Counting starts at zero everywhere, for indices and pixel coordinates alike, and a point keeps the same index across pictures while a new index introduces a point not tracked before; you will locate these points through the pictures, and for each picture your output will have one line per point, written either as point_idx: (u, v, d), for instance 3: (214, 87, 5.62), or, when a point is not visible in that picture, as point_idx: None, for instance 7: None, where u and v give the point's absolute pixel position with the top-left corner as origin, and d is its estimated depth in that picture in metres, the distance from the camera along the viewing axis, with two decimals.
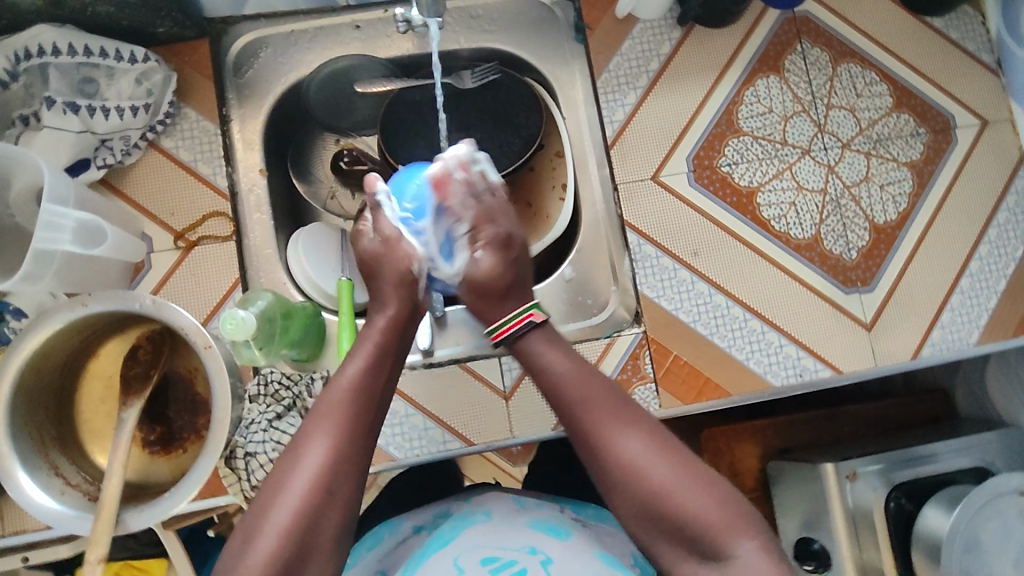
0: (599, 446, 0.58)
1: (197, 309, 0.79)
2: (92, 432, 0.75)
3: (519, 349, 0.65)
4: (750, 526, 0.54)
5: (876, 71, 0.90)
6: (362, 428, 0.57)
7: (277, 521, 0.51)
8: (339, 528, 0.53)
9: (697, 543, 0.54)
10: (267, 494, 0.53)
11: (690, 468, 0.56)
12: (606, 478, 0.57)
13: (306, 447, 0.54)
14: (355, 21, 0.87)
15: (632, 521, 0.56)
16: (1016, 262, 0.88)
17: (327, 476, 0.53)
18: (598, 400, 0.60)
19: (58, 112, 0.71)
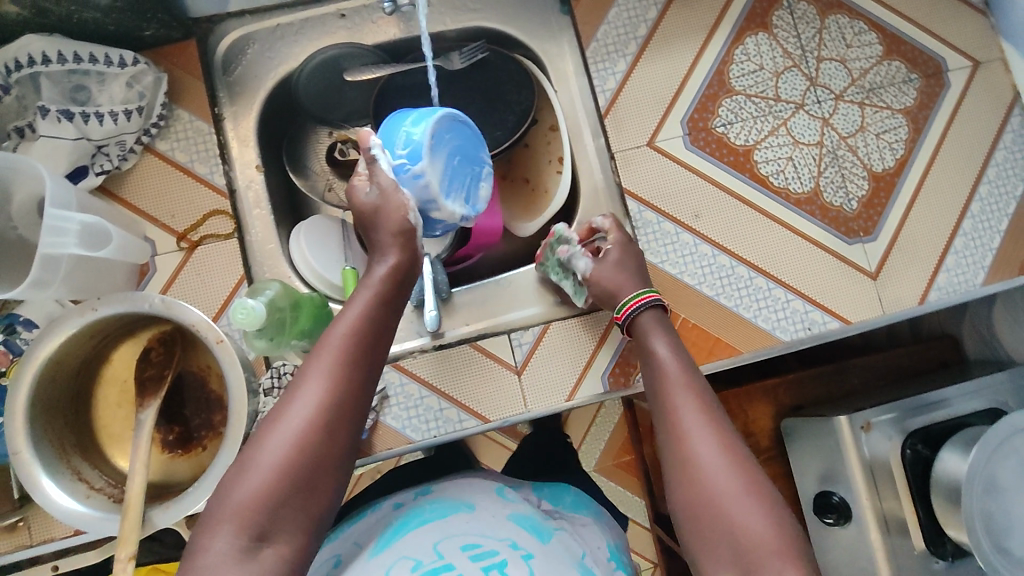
0: (671, 433, 0.60)
1: (206, 306, 0.80)
2: (111, 436, 0.75)
3: (635, 328, 0.70)
4: (801, 561, 0.51)
5: (864, 21, 0.90)
6: (360, 373, 0.58)
7: (273, 450, 0.52)
8: (335, 464, 0.55)
9: (739, 555, 0.52)
10: (266, 426, 0.54)
11: (751, 477, 0.56)
12: (669, 463, 0.59)
13: (304, 385, 0.56)
14: (340, 10, 0.87)
15: (681, 514, 0.57)
16: (1017, 201, 0.88)
17: (323, 412, 0.55)
18: (679, 386, 0.62)
19: (53, 120, 0.71)
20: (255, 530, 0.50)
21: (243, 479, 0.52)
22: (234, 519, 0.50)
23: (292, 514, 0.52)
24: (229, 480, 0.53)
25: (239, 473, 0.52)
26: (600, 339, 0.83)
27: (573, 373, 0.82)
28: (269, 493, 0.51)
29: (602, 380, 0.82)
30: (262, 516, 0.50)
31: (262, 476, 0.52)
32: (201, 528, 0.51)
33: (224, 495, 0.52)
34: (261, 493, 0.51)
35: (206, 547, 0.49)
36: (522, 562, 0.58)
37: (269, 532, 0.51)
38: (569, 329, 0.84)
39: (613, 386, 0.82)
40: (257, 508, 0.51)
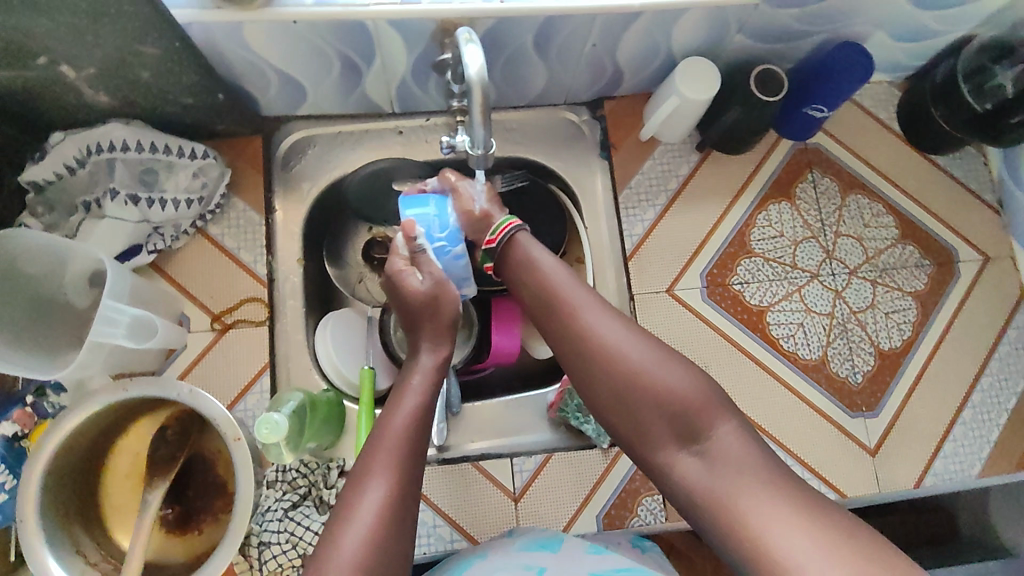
0: (576, 335, 0.67)
1: (224, 390, 0.82)
2: (114, 508, 0.77)
3: (512, 245, 0.74)
4: (715, 399, 0.62)
5: (883, 204, 0.96)
6: (416, 457, 0.64)
7: (351, 547, 0.57)
8: (401, 554, 0.59)
9: (671, 419, 0.62)
10: (334, 528, 0.59)
11: (643, 338, 0.66)
12: (581, 364, 0.66)
13: (370, 480, 0.61)
14: (399, 126, 0.93)
15: (606, 406, 0.65)
16: (1018, 396, 0.91)
17: (389, 507, 0.60)
18: (569, 288, 0.69)
19: (120, 203, 0.76)
20: None
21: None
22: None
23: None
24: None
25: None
26: (600, 478, 0.84)
27: (569, 508, 0.83)
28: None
29: (597, 518, 0.83)
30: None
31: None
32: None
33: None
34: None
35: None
36: None
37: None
38: (571, 462, 0.85)
39: (607, 526, 0.83)
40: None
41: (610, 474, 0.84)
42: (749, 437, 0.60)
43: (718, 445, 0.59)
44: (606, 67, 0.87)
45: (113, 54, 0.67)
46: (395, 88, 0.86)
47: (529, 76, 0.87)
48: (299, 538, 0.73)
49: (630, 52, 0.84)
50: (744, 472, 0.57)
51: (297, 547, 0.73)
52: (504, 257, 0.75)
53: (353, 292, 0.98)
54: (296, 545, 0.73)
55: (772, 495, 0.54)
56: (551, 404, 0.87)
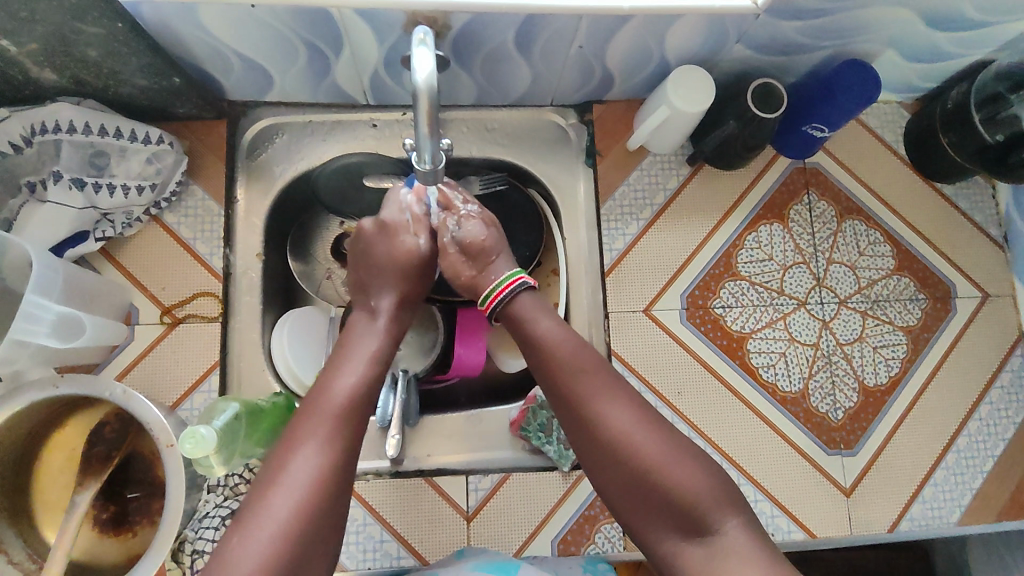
0: (586, 419, 0.63)
1: (169, 388, 0.78)
2: (46, 504, 0.72)
3: (517, 316, 0.69)
4: (728, 497, 0.59)
5: (880, 231, 0.91)
6: (355, 427, 0.61)
7: (279, 512, 0.54)
8: (333, 526, 0.56)
9: (681, 515, 0.58)
10: (262, 492, 0.55)
11: (656, 428, 0.62)
12: (589, 448, 0.63)
13: (304, 446, 0.58)
14: (373, 119, 0.89)
15: (617, 494, 0.61)
16: (1005, 443, 0.86)
17: (318, 481, 0.56)
18: (584, 367, 0.65)
19: (64, 188, 0.72)
20: None
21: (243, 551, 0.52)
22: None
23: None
24: (231, 549, 0.52)
25: (243, 540, 0.52)
26: (559, 501, 0.80)
27: (523, 531, 0.79)
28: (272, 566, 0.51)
29: (553, 543, 0.79)
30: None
31: (262, 546, 0.52)
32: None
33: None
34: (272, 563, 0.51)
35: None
36: None
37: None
38: (530, 482, 0.80)
39: (562, 552, 0.79)
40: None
41: (569, 498, 0.80)
42: (758, 533, 0.58)
43: (730, 541, 0.56)
44: (595, 70, 0.81)
45: (55, 30, 0.62)
46: (368, 79, 0.81)
47: (511, 75, 0.82)
48: None
49: (621, 56, 0.78)
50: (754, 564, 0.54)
51: None
52: (506, 319, 0.70)
53: (318, 290, 0.93)
54: None
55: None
56: (512, 422, 0.82)
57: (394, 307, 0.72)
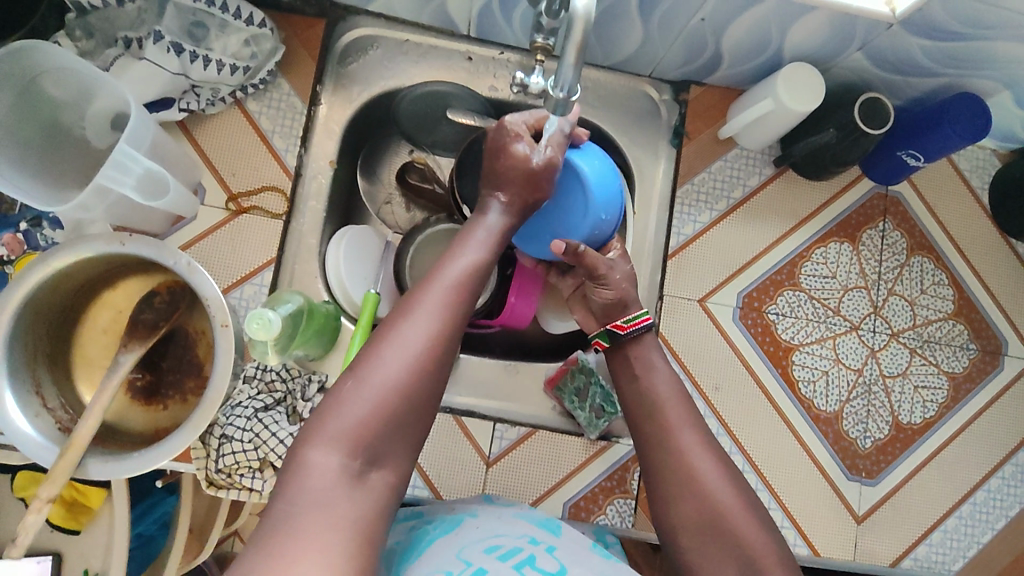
0: (670, 453, 0.63)
1: (223, 273, 0.77)
2: (85, 359, 0.72)
3: (636, 342, 0.71)
4: (787, 562, 0.58)
5: (946, 273, 0.90)
6: (469, 301, 0.58)
7: (393, 367, 0.52)
8: (437, 394, 0.54)
9: (746, 565, 0.58)
10: (375, 343, 0.53)
11: (734, 478, 0.62)
12: (666, 479, 0.63)
13: (419, 310, 0.55)
14: (469, 52, 0.87)
15: (685, 538, 0.61)
16: (1021, 505, 0.86)
17: (435, 341, 0.54)
18: (675, 403, 0.66)
19: (162, 49, 0.70)
20: (368, 452, 0.50)
21: (353, 398, 0.51)
22: (354, 433, 0.50)
23: (403, 439, 0.52)
24: (341, 392, 0.52)
25: (357, 385, 0.51)
26: (578, 468, 0.80)
27: (539, 487, 0.79)
28: (381, 414, 0.51)
29: (564, 506, 0.79)
30: (377, 439, 0.50)
31: (373, 396, 0.51)
32: (306, 441, 0.50)
33: (328, 411, 0.51)
34: (380, 410, 0.51)
35: (313, 464, 0.48)
36: (548, 554, 0.59)
37: (379, 457, 0.51)
38: (554, 442, 0.81)
39: (572, 516, 0.79)
40: (371, 429, 0.50)
41: (588, 466, 0.81)
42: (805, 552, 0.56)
43: None
44: (705, 49, 0.80)
45: None
46: (478, 9, 0.79)
47: (622, 36, 0.80)
48: (263, 441, 0.69)
49: (738, 39, 0.77)
50: None
51: (258, 450, 0.68)
52: (621, 346, 0.71)
53: (378, 213, 0.93)
54: (258, 448, 0.68)
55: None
56: (550, 378, 0.82)
57: (509, 210, 0.66)
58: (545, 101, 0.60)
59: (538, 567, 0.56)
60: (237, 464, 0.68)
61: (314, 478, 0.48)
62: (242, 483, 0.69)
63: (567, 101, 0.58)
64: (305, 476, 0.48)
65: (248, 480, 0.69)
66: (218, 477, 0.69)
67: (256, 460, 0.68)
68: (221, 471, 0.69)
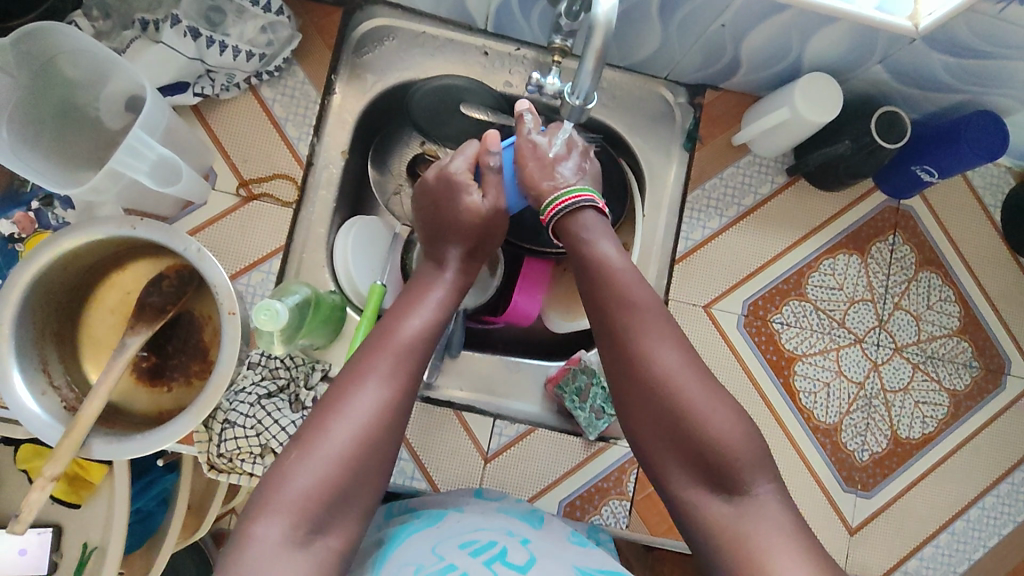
0: (628, 350, 0.63)
1: (231, 259, 0.77)
2: (92, 340, 0.73)
3: (572, 222, 0.70)
4: (757, 457, 0.58)
5: (953, 290, 0.89)
6: (414, 371, 0.63)
7: (337, 442, 0.56)
8: (381, 463, 0.59)
9: (713, 465, 0.58)
10: (322, 416, 0.58)
11: (694, 366, 0.62)
12: (626, 381, 0.63)
13: (367, 382, 0.60)
14: (485, 47, 0.86)
15: (647, 439, 0.62)
16: (1014, 524, 0.87)
17: (380, 412, 0.59)
18: (634, 290, 0.65)
19: (178, 33, 0.71)
20: (313, 523, 0.54)
21: (302, 472, 0.55)
22: (299, 507, 0.54)
23: (347, 507, 0.56)
24: (281, 471, 0.56)
25: (300, 459, 0.56)
26: (575, 466, 0.81)
27: (536, 484, 0.80)
28: (325, 486, 0.55)
29: (559, 504, 0.80)
30: (321, 510, 0.54)
31: (319, 473, 0.55)
32: (254, 515, 0.54)
33: (278, 486, 0.55)
34: (325, 484, 0.55)
35: (259, 535, 0.52)
36: (520, 546, 0.62)
37: (324, 525, 0.55)
38: (553, 441, 0.81)
39: (566, 515, 0.80)
40: (316, 501, 0.54)
41: (586, 465, 0.81)
42: None
43: (755, 505, 0.56)
44: (723, 55, 0.79)
45: None
46: (497, 5, 0.78)
47: (640, 39, 0.79)
48: (265, 429, 0.69)
49: (756, 47, 0.76)
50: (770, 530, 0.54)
51: (260, 437, 0.69)
52: (561, 229, 0.71)
53: (386, 204, 0.93)
54: (260, 435, 0.69)
55: (785, 554, 0.53)
56: (551, 377, 0.83)
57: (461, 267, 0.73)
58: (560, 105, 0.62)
59: (507, 561, 0.59)
60: (238, 449, 0.68)
61: (265, 542, 0.52)
62: (242, 468, 0.69)
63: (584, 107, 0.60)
64: (250, 546, 0.52)
65: (249, 466, 0.69)
66: (219, 461, 0.70)
67: (257, 446, 0.69)
68: (223, 456, 0.69)
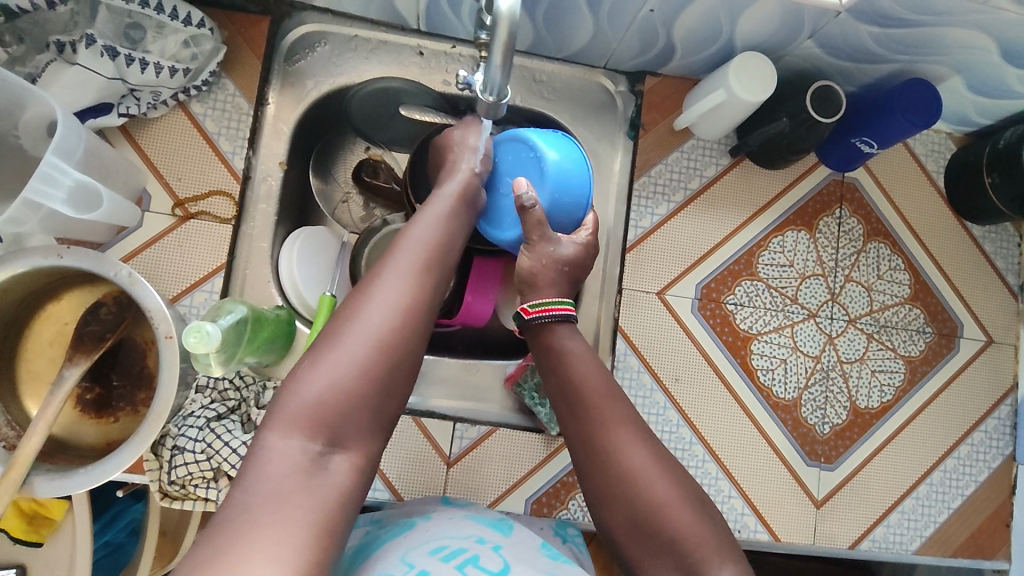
0: (600, 453, 0.61)
1: (172, 281, 0.76)
2: (31, 375, 0.70)
3: (542, 334, 0.67)
4: (727, 551, 0.57)
5: (902, 259, 0.90)
6: (435, 268, 0.59)
7: (352, 347, 0.52)
8: (405, 370, 0.55)
9: (683, 561, 0.56)
10: (337, 323, 0.54)
11: (665, 468, 0.60)
12: (599, 482, 0.61)
13: (384, 281, 0.56)
14: (420, 47, 0.85)
15: (622, 535, 0.60)
16: (977, 484, 0.88)
17: (400, 310, 0.55)
18: (601, 397, 0.63)
19: (95, 53, 0.68)
20: (328, 434, 0.50)
21: (318, 373, 0.51)
22: (314, 414, 0.50)
23: (364, 420, 0.52)
24: (293, 381, 0.52)
25: (314, 366, 0.52)
26: (539, 463, 0.81)
27: (502, 485, 0.80)
28: (343, 392, 0.51)
29: (526, 502, 0.80)
30: (338, 420, 0.51)
31: (333, 378, 0.51)
32: (268, 429, 0.50)
33: (292, 394, 0.51)
34: (340, 390, 0.51)
35: (272, 448, 0.49)
36: (494, 552, 0.61)
37: (341, 438, 0.51)
38: (515, 440, 0.81)
39: (533, 512, 0.79)
40: (331, 409, 0.51)
41: (551, 461, 0.81)
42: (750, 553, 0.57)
43: None
44: (658, 39, 0.79)
45: None
46: (426, 4, 0.77)
47: (573, 28, 0.78)
48: (216, 452, 0.68)
49: (689, 29, 0.75)
50: None
51: (211, 461, 0.68)
52: (536, 337, 0.67)
53: (333, 213, 0.92)
54: (210, 459, 0.68)
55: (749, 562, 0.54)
56: (509, 376, 0.82)
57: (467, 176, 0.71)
58: (477, 104, 0.60)
59: (480, 565, 0.58)
60: (190, 475, 0.67)
61: (273, 472, 0.47)
62: (197, 493, 0.69)
63: (501, 101, 0.59)
64: (263, 463, 0.48)
65: (203, 490, 0.68)
66: (172, 488, 0.69)
67: (210, 470, 0.68)
68: (175, 483, 0.68)
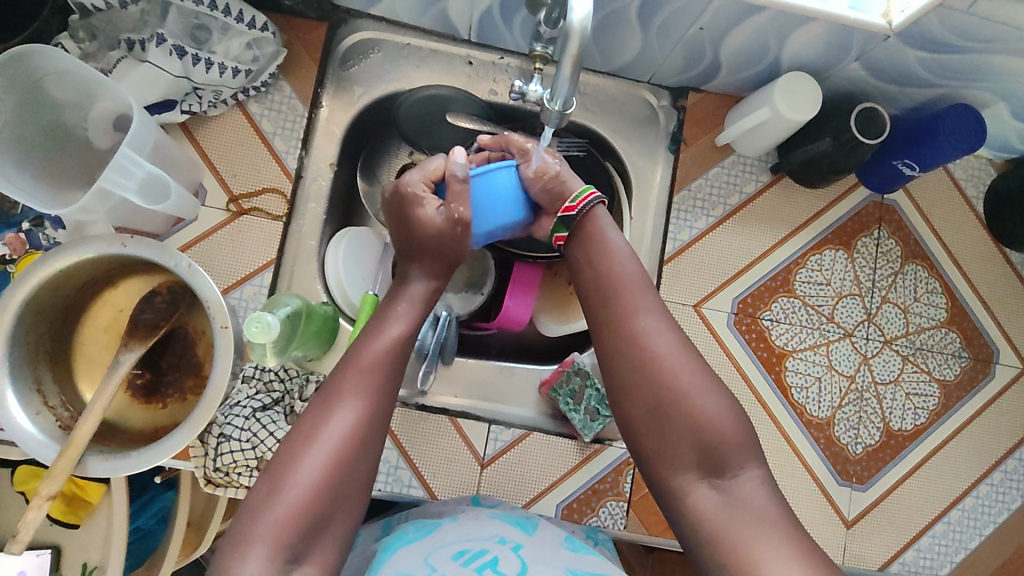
0: (629, 339, 0.62)
1: (223, 274, 0.78)
2: (87, 360, 0.73)
3: (579, 226, 0.69)
4: (745, 445, 0.59)
5: (940, 282, 0.90)
6: (388, 384, 0.61)
7: (309, 472, 0.55)
8: (359, 488, 0.58)
9: (703, 449, 0.58)
10: (296, 445, 0.57)
11: (689, 358, 0.62)
12: (622, 370, 0.62)
13: (342, 402, 0.58)
14: (469, 57, 0.87)
15: (640, 423, 0.61)
16: (1009, 512, 0.87)
17: (355, 433, 0.58)
18: (631, 287, 0.65)
19: (164, 52, 0.71)
20: (290, 552, 0.52)
21: (280, 497, 0.54)
22: (276, 538, 0.52)
23: (325, 536, 0.55)
24: (256, 503, 0.54)
25: (274, 489, 0.54)
26: (571, 469, 0.82)
27: (533, 488, 0.81)
28: (303, 514, 0.54)
29: (557, 507, 0.80)
30: (298, 539, 0.53)
31: (292, 501, 0.54)
32: (233, 553, 0.52)
33: (257, 517, 0.53)
34: (299, 513, 0.53)
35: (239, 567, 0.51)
36: (512, 552, 0.62)
37: (302, 556, 0.53)
38: (548, 445, 0.82)
39: (564, 517, 0.80)
40: (293, 529, 0.53)
41: (582, 467, 0.82)
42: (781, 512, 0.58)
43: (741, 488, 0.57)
44: (704, 58, 0.80)
45: None
46: (479, 16, 0.79)
47: (621, 43, 0.80)
48: (260, 441, 0.70)
49: (735, 48, 0.77)
50: (762, 519, 0.54)
51: (255, 450, 0.70)
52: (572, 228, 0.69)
53: (376, 214, 0.93)
54: (255, 448, 0.70)
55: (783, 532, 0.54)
56: (544, 381, 0.83)
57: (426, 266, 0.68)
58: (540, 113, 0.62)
59: (498, 569, 0.59)
60: (234, 463, 0.69)
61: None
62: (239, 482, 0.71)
63: (566, 110, 0.61)
64: None
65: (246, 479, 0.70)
66: (216, 476, 0.70)
67: (254, 459, 0.70)
68: (219, 470, 0.70)
